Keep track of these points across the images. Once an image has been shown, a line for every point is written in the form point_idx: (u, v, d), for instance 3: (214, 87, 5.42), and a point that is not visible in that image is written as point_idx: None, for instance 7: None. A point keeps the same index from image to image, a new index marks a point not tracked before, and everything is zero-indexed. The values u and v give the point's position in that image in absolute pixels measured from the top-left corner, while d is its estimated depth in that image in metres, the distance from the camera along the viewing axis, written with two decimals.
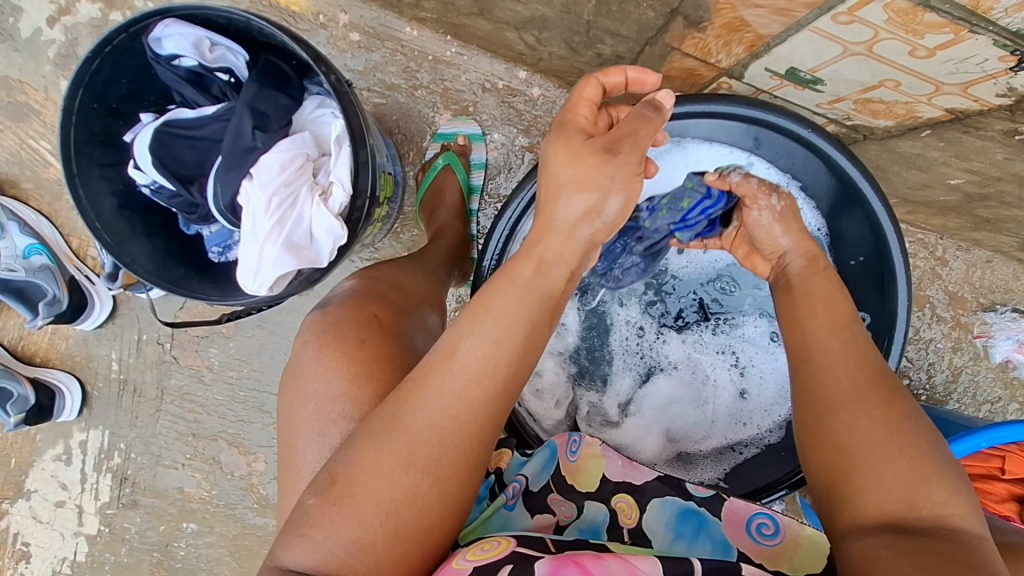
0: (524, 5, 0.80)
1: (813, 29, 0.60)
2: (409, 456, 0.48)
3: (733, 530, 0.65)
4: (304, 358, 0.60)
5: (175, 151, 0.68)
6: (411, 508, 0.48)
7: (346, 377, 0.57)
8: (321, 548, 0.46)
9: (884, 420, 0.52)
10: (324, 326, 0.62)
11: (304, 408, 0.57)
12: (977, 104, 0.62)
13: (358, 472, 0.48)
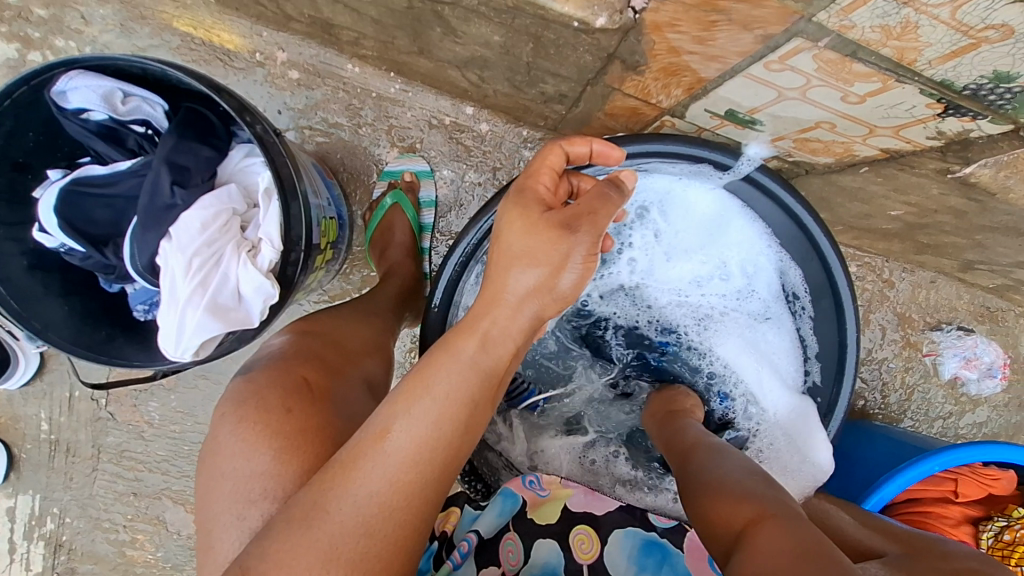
0: (462, 46, 0.78)
1: (748, 74, 0.59)
2: (331, 549, 0.43)
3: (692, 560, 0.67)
4: (224, 432, 0.56)
5: (86, 210, 0.63)
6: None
7: (269, 453, 0.53)
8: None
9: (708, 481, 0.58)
10: (245, 395, 0.58)
11: (223, 489, 0.53)
12: (909, 145, 0.62)
13: (274, 566, 0.43)
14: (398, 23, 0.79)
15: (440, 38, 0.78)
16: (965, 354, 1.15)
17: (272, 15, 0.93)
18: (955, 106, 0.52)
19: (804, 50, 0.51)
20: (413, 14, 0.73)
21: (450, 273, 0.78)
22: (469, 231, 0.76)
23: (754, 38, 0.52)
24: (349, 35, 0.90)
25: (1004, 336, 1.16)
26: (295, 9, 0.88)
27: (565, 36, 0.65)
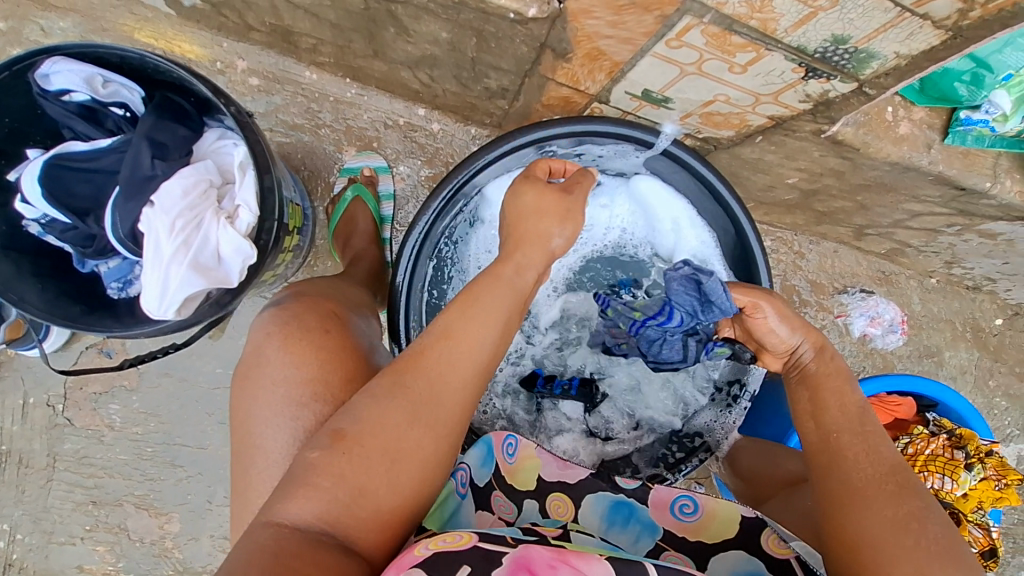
0: (414, 45, 0.88)
1: (655, 54, 0.72)
2: (413, 413, 0.55)
3: (658, 512, 0.73)
4: (268, 346, 0.64)
5: (68, 184, 0.69)
6: (410, 460, 0.54)
7: (314, 362, 0.62)
8: (328, 496, 0.50)
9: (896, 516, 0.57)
10: (286, 318, 0.66)
11: (274, 391, 0.61)
12: (788, 110, 0.77)
13: (365, 427, 0.54)
14: (355, 26, 0.88)
15: (393, 38, 0.88)
16: (870, 314, 1.31)
17: (233, 26, 1.01)
18: (813, 69, 0.66)
19: (694, 27, 0.64)
20: (369, 15, 0.83)
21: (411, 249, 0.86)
22: (429, 205, 0.85)
23: (654, 19, 0.65)
24: (307, 42, 0.99)
25: (899, 296, 1.34)
26: (256, 18, 0.96)
27: (503, 29, 0.76)
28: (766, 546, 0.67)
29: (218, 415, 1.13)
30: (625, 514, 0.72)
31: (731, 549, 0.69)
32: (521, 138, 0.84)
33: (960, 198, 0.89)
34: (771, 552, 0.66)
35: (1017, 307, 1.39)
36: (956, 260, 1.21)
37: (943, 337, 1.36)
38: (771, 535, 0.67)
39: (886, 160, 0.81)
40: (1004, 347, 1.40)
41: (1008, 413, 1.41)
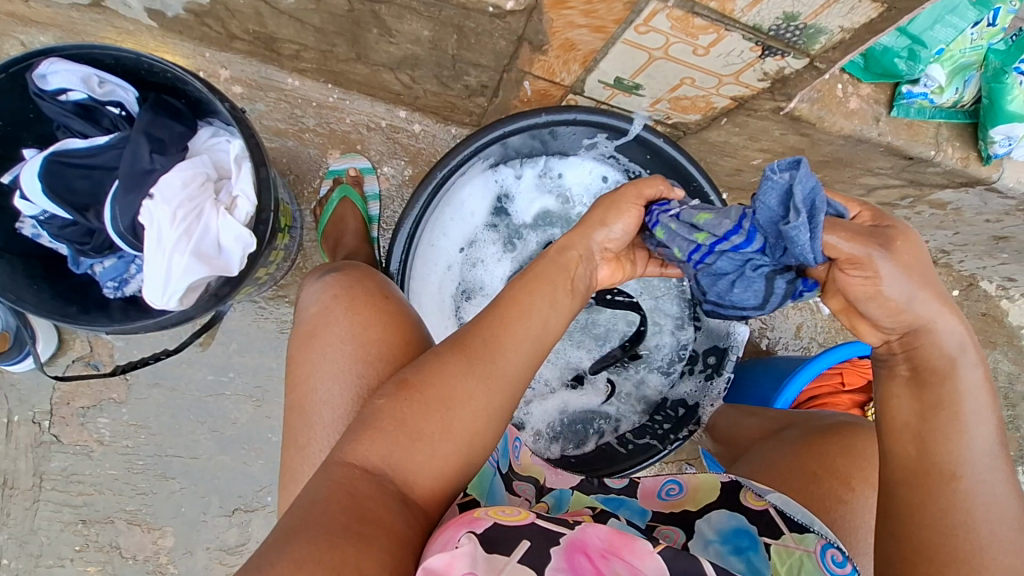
0: (396, 45, 0.93)
1: (625, 41, 0.78)
2: (472, 368, 0.57)
3: (646, 501, 0.80)
4: (336, 308, 0.68)
5: (67, 180, 0.72)
6: (464, 410, 0.56)
7: (379, 325, 0.67)
8: (390, 441, 0.54)
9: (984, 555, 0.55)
10: (347, 291, 0.70)
11: (342, 349, 0.65)
12: (749, 90, 0.83)
13: (426, 376, 0.57)
14: (339, 29, 0.92)
15: (376, 39, 0.92)
16: None
17: (216, 36, 1.04)
18: (768, 47, 0.73)
19: (659, 11, 0.69)
20: (352, 16, 0.87)
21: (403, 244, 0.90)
22: (416, 198, 0.89)
23: (623, 6, 0.70)
24: (290, 49, 1.03)
25: None
26: (239, 27, 0.99)
27: (483, 24, 0.82)
28: (746, 502, 0.75)
29: (210, 423, 1.12)
30: (615, 502, 0.79)
31: (717, 511, 0.75)
32: (499, 130, 0.88)
33: (910, 168, 0.96)
34: (749, 506, 0.74)
35: (970, 278, 1.48)
36: None
37: None
38: (749, 492, 0.76)
39: (840, 134, 0.88)
40: None
41: None
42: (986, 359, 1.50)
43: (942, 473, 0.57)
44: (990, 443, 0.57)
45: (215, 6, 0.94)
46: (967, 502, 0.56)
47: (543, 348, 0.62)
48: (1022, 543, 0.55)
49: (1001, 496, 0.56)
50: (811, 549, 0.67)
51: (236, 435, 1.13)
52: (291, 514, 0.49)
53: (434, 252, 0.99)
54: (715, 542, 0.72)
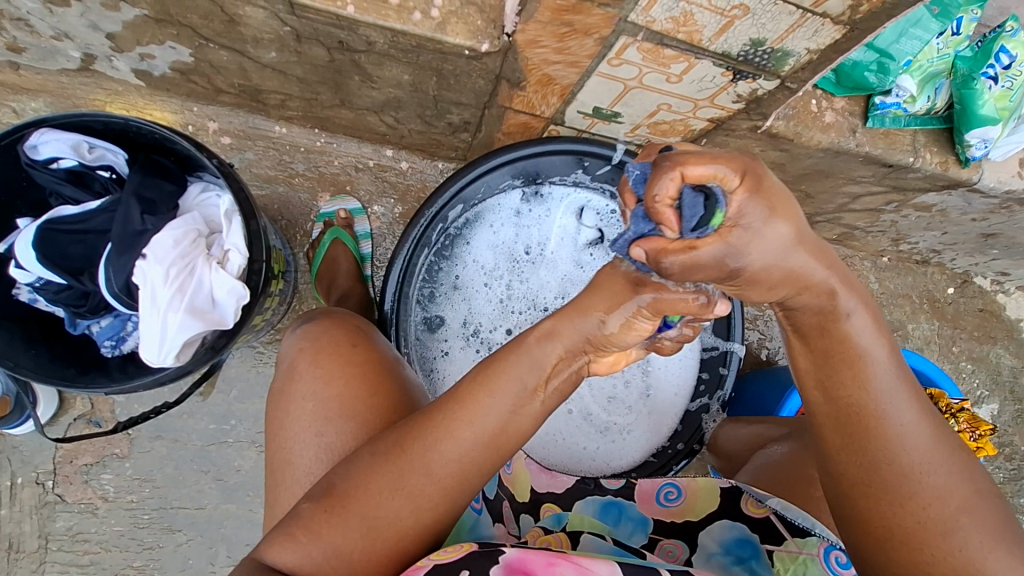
0: (378, 90, 0.95)
1: (600, 73, 0.79)
2: (399, 480, 0.56)
3: (644, 504, 0.83)
4: (301, 364, 0.67)
5: (61, 247, 0.72)
6: (387, 528, 0.56)
7: (343, 379, 0.66)
8: (303, 550, 0.55)
9: (960, 525, 0.54)
10: (317, 347, 0.68)
11: (303, 408, 0.65)
12: (724, 112, 0.85)
13: (354, 486, 0.57)
14: (321, 78, 0.94)
15: (358, 86, 0.94)
16: None
17: (203, 91, 1.06)
18: (739, 71, 0.75)
19: (629, 45, 0.71)
20: (334, 66, 0.89)
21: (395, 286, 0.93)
22: (407, 235, 0.91)
23: (595, 42, 0.72)
24: (276, 98, 1.05)
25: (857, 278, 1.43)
26: (225, 81, 1.02)
27: (460, 66, 0.84)
28: (746, 509, 0.79)
29: (214, 472, 1.10)
30: (615, 513, 0.83)
31: (715, 523, 0.79)
32: (470, 173, 0.91)
33: (891, 175, 0.98)
34: (750, 514, 0.78)
35: (964, 275, 1.49)
36: (902, 236, 1.30)
37: (904, 311, 1.45)
38: (749, 499, 0.79)
39: (819, 147, 0.90)
40: (960, 314, 1.49)
41: (976, 375, 1.49)
42: (989, 355, 1.50)
43: (855, 413, 0.57)
44: (888, 371, 0.56)
45: (200, 64, 0.97)
46: (887, 434, 0.56)
47: (509, 426, 0.58)
48: (952, 457, 0.56)
49: (915, 430, 0.56)
50: (815, 552, 0.71)
51: (241, 482, 1.11)
52: None
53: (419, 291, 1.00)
54: (717, 554, 0.76)
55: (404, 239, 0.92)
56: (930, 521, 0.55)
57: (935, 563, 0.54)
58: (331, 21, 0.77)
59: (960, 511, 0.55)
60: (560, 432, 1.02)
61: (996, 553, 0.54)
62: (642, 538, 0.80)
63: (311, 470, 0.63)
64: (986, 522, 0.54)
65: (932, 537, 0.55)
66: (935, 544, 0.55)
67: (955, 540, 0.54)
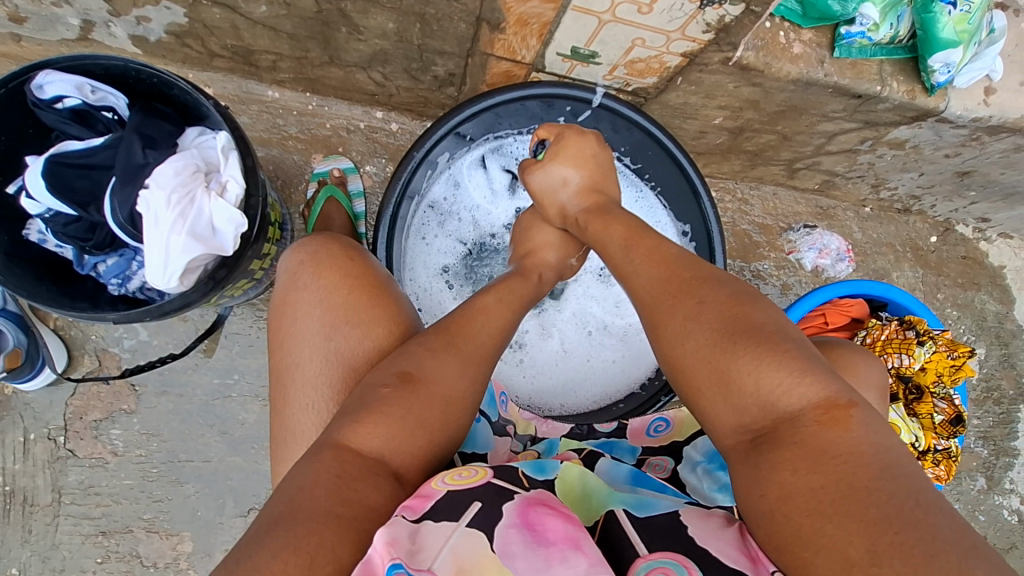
0: (365, 42, 0.99)
1: (574, 8, 0.83)
2: (463, 359, 0.66)
3: (636, 439, 0.87)
4: (304, 276, 0.71)
5: (68, 180, 0.75)
6: (456, 403, 0.64)
7: (345, 289, 0.70)
8: (392, 420, 0.59)
9: (695, 336, 0.62)
10: (320, 261, 0.72)
11: (312, 314, 0.69)
12: (696, 44, 0.89)
13: (427, 371, 0.63)
14: (310, 32, 0.98)
15: (346, 39, 0.99)
16: (818, 246, 1.43)
17: (197, 56, 1.10)
18: None
19: None
20: (322, 18, 0.93)
21: (385, 237, 0.96)
22: (399, 174, 0.94)
23: None
24: (267, 60, 1.09)
25: (840, 228, 1.46)
26: (218, 43, 1.06)
27: (442, 9, 0.88)
28: None
29: (219, 425, 1.13)
30: (608, 446, 0.85)
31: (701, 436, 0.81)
32: (447, 125, 0.95)
33: (861, 107, 1.02)
34: None
35: (946, 223, 1.52)
36: (881, 181, 1.34)
37: (888, 260, 1.48)
38: None
39: (789, 79, 0.94)
40: (943, 262, 1.52)
41: (961, 321, 1.52)
42: (974, 300, 1.53)
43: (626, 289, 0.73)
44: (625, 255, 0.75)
45: (194, 24, 1.01)
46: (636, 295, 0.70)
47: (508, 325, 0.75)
48: (673, 291, 0.66)
49: (643, 280, 0.70)
50: None
51: (245, 435, 1.14)
52: (284, 503, 0.51)
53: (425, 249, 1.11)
54: (702, 462, 0.78)
55: (395, 181, 0.95)
56: (672, 343, 0.63)
57: (687, 378, 0.62)
58: None
59: (689, 325, 0.63)
60: (543, 363, 1.11)
61: (728, 354, 0.59)
62: (631, 457, 0.83)
63: (317, 373, 0.66)
64: (708, 328, 0.62)
65: (674, 358, 0.63)
66: (679, 362, 0.63)
67: (688, 348, 0.62)
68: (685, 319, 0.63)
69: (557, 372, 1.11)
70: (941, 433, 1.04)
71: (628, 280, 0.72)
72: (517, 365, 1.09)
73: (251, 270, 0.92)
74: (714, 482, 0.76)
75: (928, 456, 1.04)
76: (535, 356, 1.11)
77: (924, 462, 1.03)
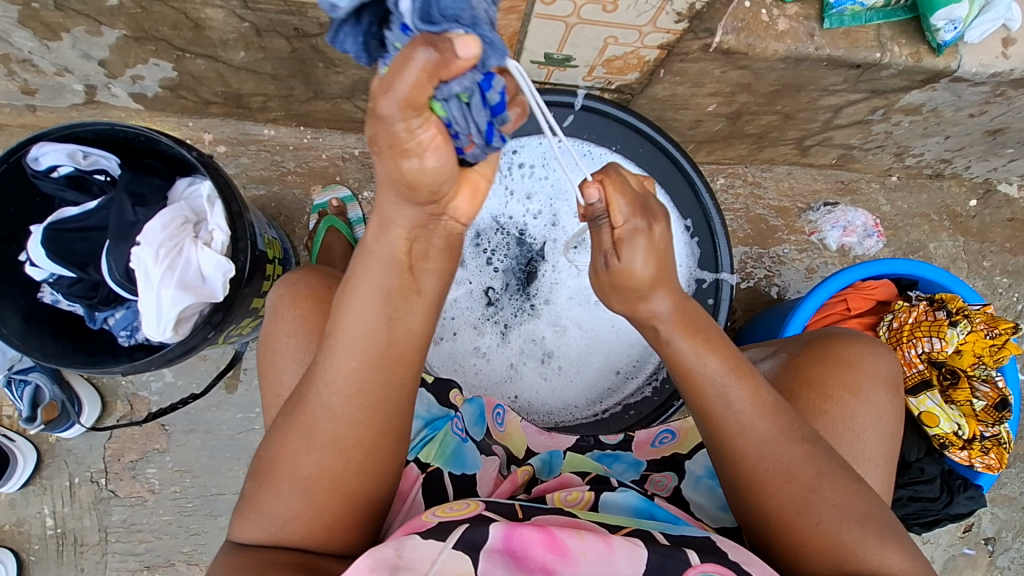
0: (344, 74, 1.00)
1: (538, 15, 0.82)
2: (309, 435, 0.57)
3: (639, 450, 0.82)
4: (281, 306, 0.72)
5: (68, 244, 0.80)
6: (322, 480, 0.58)
7: (319, 315, 0.71)
8: (257, 524, 0.59)
9: (790, 462, 0.64)
10: (297, 292, 0.73)
11: (288, 343, 0.70)
12: (671, 35, 0.85)
13: (277, 456, 0.58)
14: (290, 71, 1.00)
15: (325, 73, 1.00)
16: (841, 225, 1.35)
17: (193, 105, 1.14)
18: None
19: None
20: (298, 56, 0.95)
21: None
22: None
23: None
24: (257, 101, 1.12)
25: (866, 202, 1.38)
26: (209, 91, 1.09)
27: None
28: None
29: (245, 458, 1.17)
30: (610, 459, 0.81)
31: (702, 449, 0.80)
32: None
33: (864, 76, 0.95)
34: None
35: (986, 184, 1.41)
36: (904, 149, 1.25)
37: (923, 231, 1.38)
38: None
39: (777, 57, 0.89)
40: (987, 228, 1.41)
41: (1013, 290, 1.40)
42: None
43: (695, 388, 0.67)
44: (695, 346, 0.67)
45: (183, 76, 1.05)
46: (710, 408, 0.66)
47: (392, 342, 0.57)
48: (765, 413, 0.65)
49: (727, 394, 0.66)
50: None
51: None
52: None
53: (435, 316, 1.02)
54: (705, 478, 0.78)
55: None
56: (767, 469, 0.64)
57: (774, 496, 0.64)
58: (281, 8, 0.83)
59: (784, 453, 0.64)
60: (586, 368, 1.03)
61: (821, 486, 0.63)
62: (635, 476, 0.80)
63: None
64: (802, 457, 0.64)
65: (762, 478, 0.64)
66: (767, 482, 0.64)
67: (782, 473, 0.64)
68: (783, 447, 0.64)
69: (598, 363, 1.03)
70: (986, 420, 0.98)
71: (716, 418, 0.66)
72: (556, 381, 1.03)
73: (254, 308, 0.93)
74: (716, 500, 0.76)
75: (975, 444, 0.98)
76: (573, 360, 1.04)
77: (971, 452, 0.97)
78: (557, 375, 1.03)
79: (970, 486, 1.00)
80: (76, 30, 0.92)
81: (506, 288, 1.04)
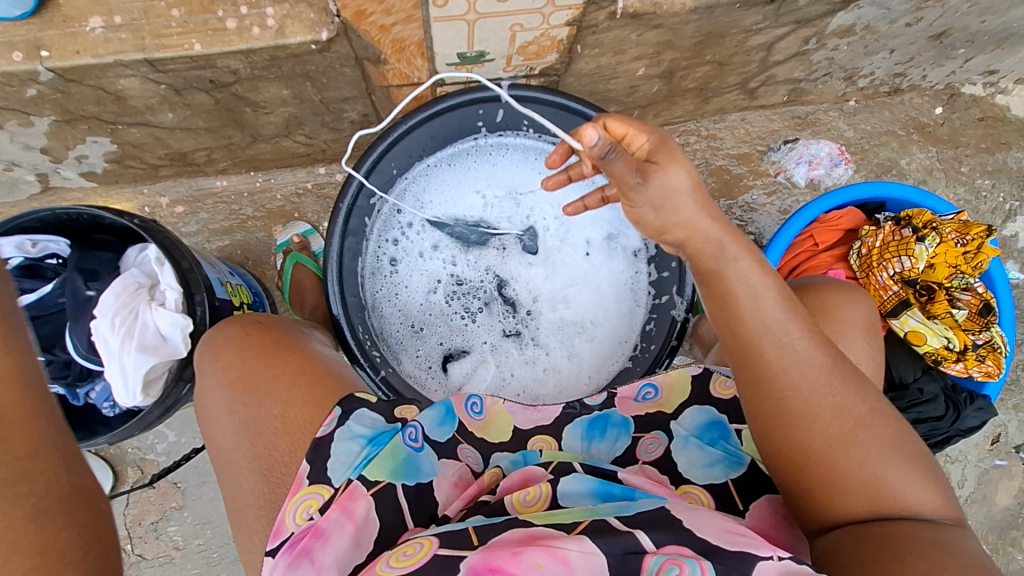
0: (273, 113, 1.02)
1: (437, 19, 0.82)
2: None
3: (624, 407, 0.81)
4: (203, 364, 0.77)
5: (32, 330, 0.84)
6: None
7: (239, 362, 0.76)
8: None
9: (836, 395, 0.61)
10: (215, 346, 0.78)
11: (215, 396, 0.75)
12: (574, 10, 0.84)
13: None
14: (222, 121, 1.02)
15: (254, 116, 1.02)
16: (806, 159, 1.32)
17: (143, 171, 1.17)
18: None
19: None
20: (223, 106, 0.97)
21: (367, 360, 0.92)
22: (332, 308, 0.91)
23: None
24: (202, 155, 1.14)
25: (827, 132, 1.35)
26: (153, 155, 1.11)
27: (321, 62, 0.89)
28: (714, 391, 0.79)
29: None
30: (601, 426, 0.80)
31: (687, 411, 0.79)
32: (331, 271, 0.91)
33: (782, 10, 0.93)
34: (718, 395, 0.79)
35: (949, 89, 1.36)
36: (852, 71, 1.22)
37: (892, 149, 1.36)
38: (717, 381, 0.80)
39: (687, 10, 0.88)
40: (958, 132, 1.37)
41: (997, 190, 1.37)
42: (1005, 163, 1.37)
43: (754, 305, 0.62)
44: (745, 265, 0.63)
45: (124, 147, 1.07)
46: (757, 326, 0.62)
47: None
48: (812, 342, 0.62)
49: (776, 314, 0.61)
50: None
51: None
52: None
53: (457, 381, 1.01)
54: (689, 435, 0.77)
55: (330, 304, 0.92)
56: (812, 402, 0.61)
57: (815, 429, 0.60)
58: (190, 65, 0.84)
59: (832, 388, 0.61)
60: (598, 321, 1.04)
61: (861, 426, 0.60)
62: (627, 442, 0.79)
63: (233, 447, 0.72)
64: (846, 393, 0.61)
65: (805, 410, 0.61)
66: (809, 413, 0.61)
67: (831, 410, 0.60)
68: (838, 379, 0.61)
69: (610, 302, 1.04)
70: (972, 327, 0.97)
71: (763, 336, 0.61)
72: (592, 343, 1.03)
73: None
74: (703, 458, 0.75)
75: (969, 355, 0.95)
76: (587, 324, 1.04)
77: (966, 363, 0.95)
78: (588, 347, 1.04)
79: (979, 397, 0.99)
80: (8, 125, 0.94)
81: (488, 314, 1.04)
